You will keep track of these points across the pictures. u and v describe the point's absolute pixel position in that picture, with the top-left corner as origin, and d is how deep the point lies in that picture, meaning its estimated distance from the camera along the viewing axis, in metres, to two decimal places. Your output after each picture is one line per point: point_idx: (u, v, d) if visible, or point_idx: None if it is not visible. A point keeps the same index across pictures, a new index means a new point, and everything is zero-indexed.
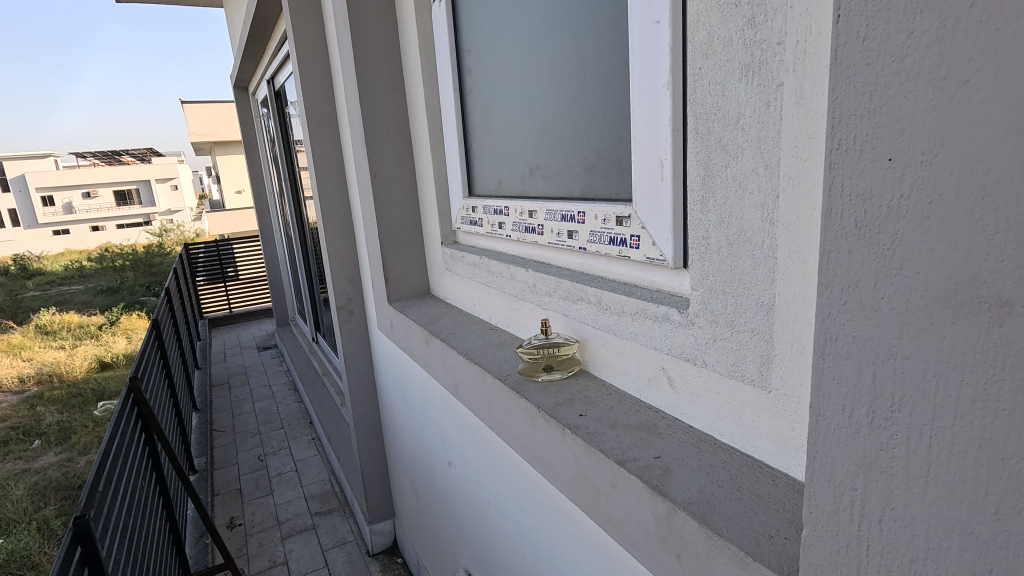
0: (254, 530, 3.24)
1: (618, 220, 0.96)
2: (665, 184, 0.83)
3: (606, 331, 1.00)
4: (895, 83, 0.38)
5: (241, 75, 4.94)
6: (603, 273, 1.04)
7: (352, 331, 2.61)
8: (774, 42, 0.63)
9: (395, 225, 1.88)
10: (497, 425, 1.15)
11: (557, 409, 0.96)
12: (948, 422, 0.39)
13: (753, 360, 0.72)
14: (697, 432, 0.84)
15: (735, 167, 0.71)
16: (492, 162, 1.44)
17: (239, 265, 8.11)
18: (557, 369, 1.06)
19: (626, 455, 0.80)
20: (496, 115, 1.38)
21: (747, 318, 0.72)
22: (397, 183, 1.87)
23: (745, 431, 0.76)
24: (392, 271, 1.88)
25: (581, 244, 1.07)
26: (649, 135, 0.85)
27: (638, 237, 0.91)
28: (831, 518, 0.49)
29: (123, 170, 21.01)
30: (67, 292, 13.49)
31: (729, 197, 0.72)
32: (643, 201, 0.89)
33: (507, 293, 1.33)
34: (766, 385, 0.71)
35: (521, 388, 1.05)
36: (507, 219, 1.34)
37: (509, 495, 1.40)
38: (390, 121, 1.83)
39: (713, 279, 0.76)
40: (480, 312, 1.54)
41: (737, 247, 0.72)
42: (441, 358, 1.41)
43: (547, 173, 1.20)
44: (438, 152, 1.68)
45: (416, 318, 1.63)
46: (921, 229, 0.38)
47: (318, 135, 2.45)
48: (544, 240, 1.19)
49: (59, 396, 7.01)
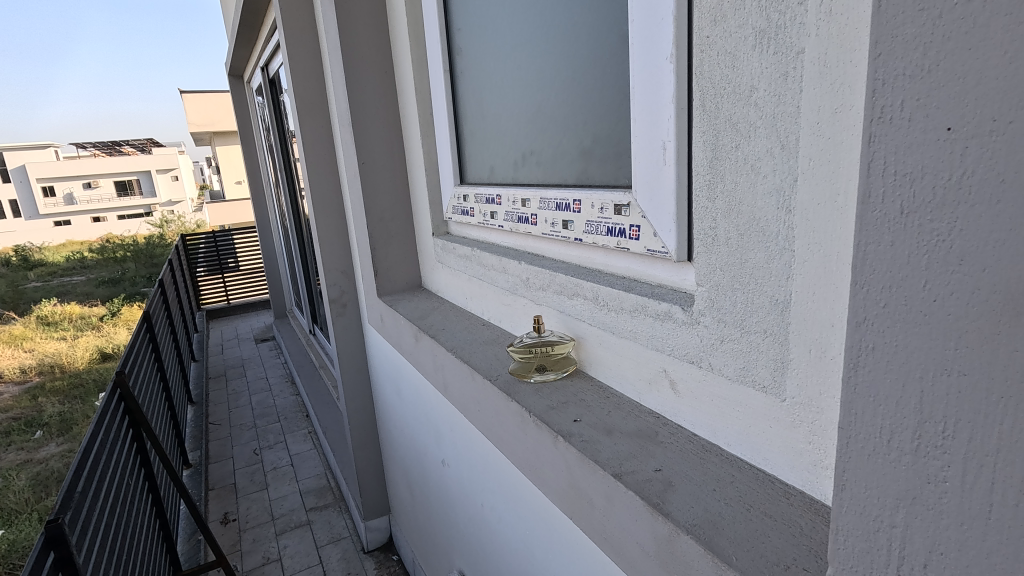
0: (248, 526, 3.19)
1: (616, 209, 0.88)
2: (667, 169, 0.76)
3: (604, 329, 0.92)
4: (957, 32, 0.30)
5: (236, 63, 4.83)
6: (601, 266, 0.96)
7: (345, 324, 2.54)
8: (793, 4, 0.55)
9: (384, 217, 1.80)
10: (488, 428, 1.08)
11: (550, 414, 0.88)
12: (1017, 455, 0.31)
13: (765, 364, 0.65)
14: (701, 440, 0.76)
15: (746, 147, 0.63)
16: (484, 148, 1.36)
17: (239, 256, 8.06)
18: (551, 370, 0.99)
19: (623, 467, 0.72)
20: (487, 102, 1.30)
21: (759, 317, 0.65)
22: (387, 170, 1.79)
23: (755, 441, 0.69)
24: (383, 263, 1.81)
25: (576, 236, 0.99)
26: (650, 113, 0.77)
27: (638, 228, 0.84)
28: (863, 557, 0.42)
29: (122, 159, 20.80)
30: (68, 282, 13.45)
31: (739, 182, 0.64)
32: (643, 187, 0.81)
33: (500, 287, 1.25)
34: (780, 392, 0.64)
35: (512, 390, 0.98)
36: (499, 209, 1.25)
37: (503, 498, 1.33)
38: (381, 109, 1.75)
39: (720, 274, 0.69)
40: (472, 306, 1.46)
41: (749, 238, 0.64)
42: (431, 356, 1.34)
43: (541, 159, 1.12)
44: (428, 142, 1.60)
45: (406, 313, 1.56)
46: (989, 216, 0.31)
47: (309, 122, 2.37)
48: (537, 231, 1.11)
49: (62, 387, 7.00)
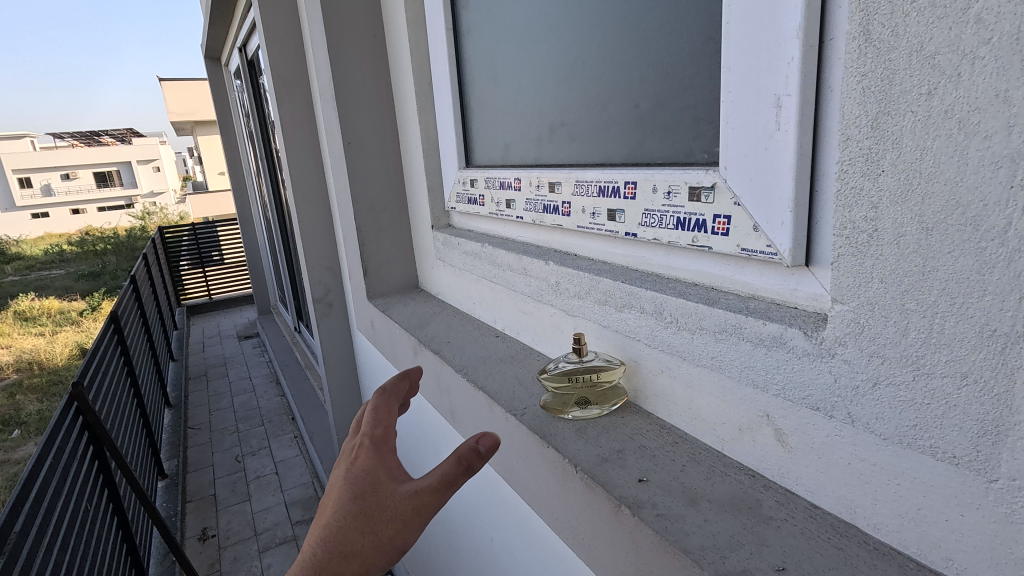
0: (228, 542, 2.96)
1: (692, 193, 0.65)
2: (785, 136, 0.53)
3: (672, 353, 0.70)
4: None
5: (212, 44, 4.51)
6: (664, 270, 0.74)
7: (332, 326, 2.30)
8: None
9: (375, 207, 1.56)
10: (511, 472, 0.85)
11: (603, 468, 0.66)
12: None
13: (961, 429, 0.43)
14: (830, 518, 0.55)
15: (951, 91, 0.39)
16: (496, 123, 1.12)
17: (221, 249, 7.74)
18: (596, 405, 0.77)
19: (729, 563, 0.50)
20: (500, 65, 1.06)
21: (956, 357, 0.42)
22: (377, 154, 1.54)
23: (930, 533, 0.47)
24: (374, 260, 1.57)
25: (628, 229, 0.76)
26: (760, 58, 0.54)
27: (728, 219, 0.61)
28: None
29: (100, 148, 20.15)
30: (47, 276, 13.00)
31: (931, 147, 0.41)
32: (740, 163, 0.59)
33: (520, 292, 1.02)
34: (987, 472, 0.42)
35: (547, 430, 0.76)
36: (518, 196, 1.02)
37: (503, 534, 1.09)
38: (369, 81, 1.51)
39: (883, 289, 0.46)
40: (481, 313, 1.23)
41: (943, 237, 0.42)
42: (433, 375, 1.11)
43: (574, 133, 0.89)
44: (426, 118, 1.36)
45: (402, 320, 1.33)
46: None
47: (288, 101, 2.11)
48: (570, 223, 0.88)
49: (41, 384, 6.66)
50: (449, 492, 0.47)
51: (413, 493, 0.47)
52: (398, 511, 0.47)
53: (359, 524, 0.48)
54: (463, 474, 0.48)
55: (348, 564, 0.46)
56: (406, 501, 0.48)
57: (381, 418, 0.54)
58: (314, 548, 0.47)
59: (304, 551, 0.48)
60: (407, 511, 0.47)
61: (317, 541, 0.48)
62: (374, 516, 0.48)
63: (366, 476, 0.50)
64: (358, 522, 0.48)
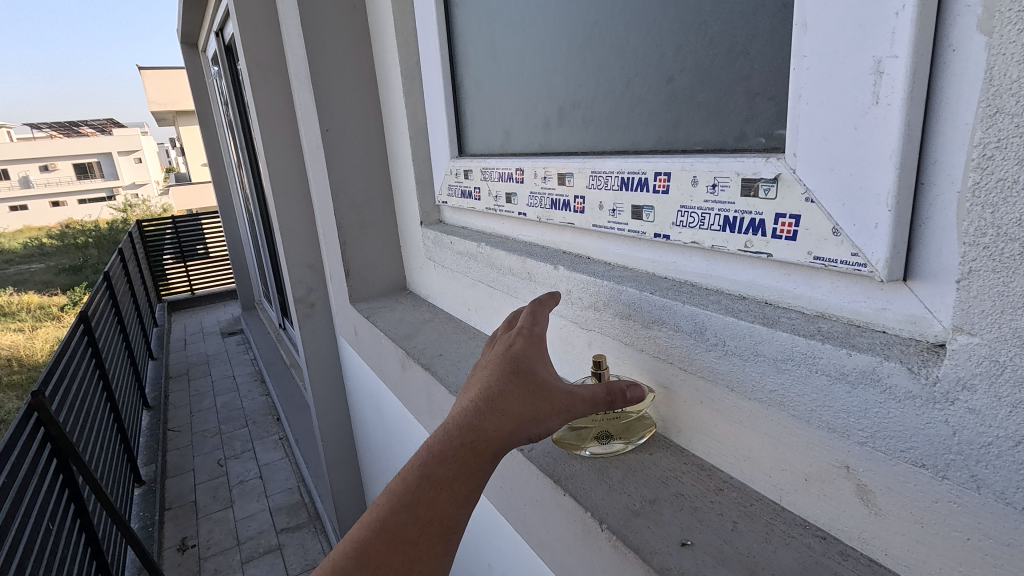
0: (209, 553, 2.81)
1: (746, 186, 0.52)
2: (888, 112, 0.41)
3: (716, 382, 0.58)
4: None
5: (188, 28, 4.29)
6: (705, 279, 0.61)
7: (315, 327, 2.15)
8: None
9: (357, 201, 1.41)
10: (518, 515, 0.72)
11: (635, 527, 0.54)
12: None
13: None
14: None
15: None
16: (494, 107, 0.98)
17: (204, 243, 7.51)
18: (619, 440, 0.64)
19: None
20: (499, 39, 0.92)
21: None
22: (359, 142, 1.40)
23: None
24: (357, 259, 1.43)
25: (658, 230, 0.63)
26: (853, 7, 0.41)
27: (796, 220, 0.49)
28: None
29: (79, 138, 19.63)
30: (26, 270, 12.62)
31: None
32: (819, 149, 0.46)
33: (524, 300, 0.89)
34: None
35: (562, 472, 0.63)
36: (520, 188, 0.88)
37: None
38: (349, 61, 1.35)
39: None
40: (478, 321, 1.10)
41: None
42: (424, 393, 0.98)
43: (589, 115, 0.75)
44: (413, 103, 1.21)
45: (389, 328, 1.19)
46: None
47: (263, 86, 1.95)
48: (584, 221, 0.75)
49: (19, 382, 6.44)
50: (597, 404, 0.55)
51: (574, 394, 0.55)
52: (553, 399, 0.54)
53: (521, 393, 0.53)
54: (607, 404, 0.56)
55: (508, 420, 0.51)
56: (562, 394, 0.54)
57: (538, 317, 0.61)
58: (478, 398, 0.52)
59: (464, 402, 0.53)
60: (561, 406, 0.54)
61: (480, 393, 0.52)
62: (534, 393, 0.54)
63: (526, 356, 0.56)
64: (521, 391, 0.53)
